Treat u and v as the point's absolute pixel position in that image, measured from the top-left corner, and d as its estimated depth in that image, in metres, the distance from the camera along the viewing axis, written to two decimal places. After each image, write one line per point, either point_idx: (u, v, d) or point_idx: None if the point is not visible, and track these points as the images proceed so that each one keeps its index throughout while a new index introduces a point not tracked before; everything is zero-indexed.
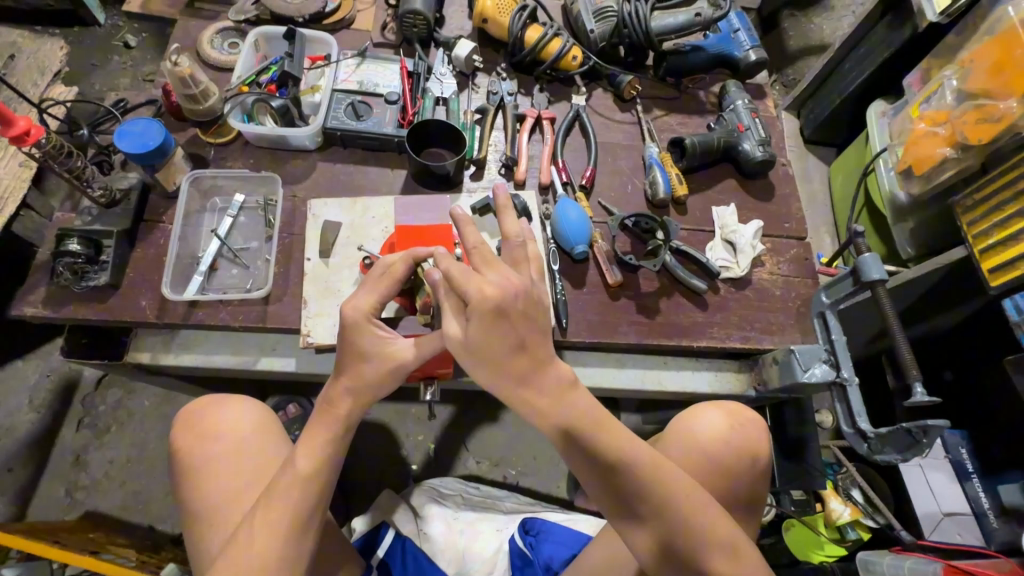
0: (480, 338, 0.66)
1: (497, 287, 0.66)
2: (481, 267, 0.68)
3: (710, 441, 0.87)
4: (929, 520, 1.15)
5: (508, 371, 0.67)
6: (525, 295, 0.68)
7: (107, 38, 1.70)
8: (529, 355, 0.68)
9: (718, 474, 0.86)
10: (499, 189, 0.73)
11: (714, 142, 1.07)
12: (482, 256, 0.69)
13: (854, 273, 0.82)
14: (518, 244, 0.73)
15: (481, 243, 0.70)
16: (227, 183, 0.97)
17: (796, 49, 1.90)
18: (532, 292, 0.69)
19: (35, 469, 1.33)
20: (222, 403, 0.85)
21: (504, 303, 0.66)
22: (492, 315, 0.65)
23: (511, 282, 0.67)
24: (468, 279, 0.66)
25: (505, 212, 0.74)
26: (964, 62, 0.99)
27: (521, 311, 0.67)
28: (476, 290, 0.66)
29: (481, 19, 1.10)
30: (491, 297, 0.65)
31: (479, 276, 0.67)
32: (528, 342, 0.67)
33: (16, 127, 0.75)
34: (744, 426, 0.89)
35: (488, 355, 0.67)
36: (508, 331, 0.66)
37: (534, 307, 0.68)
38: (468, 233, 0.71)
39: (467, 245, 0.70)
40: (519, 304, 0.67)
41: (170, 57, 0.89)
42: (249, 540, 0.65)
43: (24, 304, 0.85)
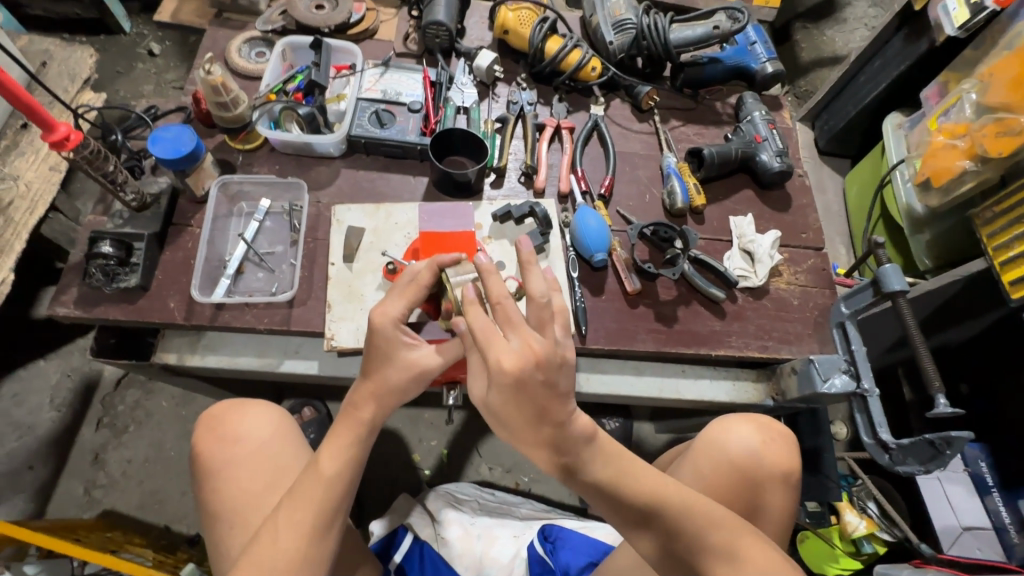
0: (501, 406, 0.67)
1: (517, 357, 0.65)
2: (503, 327, 0.67)
3: (742, 454, 0.87)
4: (948, 534, 1.14)
5: (532, 437, 0.68)
6: (546, 363, 0.65)
7: (131, 46, 1.74)
8: (551, 422, 0.67)
9: (748, 486, 0.87)
10: (523, 245, 0.70)
11: (732, 153, 1.08)
12: (503, 314, 0.67)
13: (873, 283, 0.83)
14: (543, 305, 0.67)
15: (502, 298, 0.67)
16: (253, 188, 0.99)
17: (809, 60, 1.92)
18: (555, 357, 0.66)
19: (54, 468, 1.35)
20: (245, 404, 0.86)
21: (522, 377, 0.65)
22: (512, 388, 0.65)
23: (532, 349, 0.65)
24: (490, 341, 0.66)
25: (530, 266, 0.70)
26: (983, 76, 1.00)
27: (542, 382, 0.65)
28: (497, 359, 0.65)
29: (502, 30, 1.13)
30: (511, 369, 0.64)
31: (501, 340, 0.66)
32: (548, 411, 0.66)
33: (56, 132, 0.76)
34: (775, 442, 0.89)
35: (510, 421, 0.68)
36: (526, 406, 0.66)
37: (556, 374, 0.66)
38: (490, 284, 0.68)
39: (490, 300, 0.68)
40: (538, 376, 0.65)
41: (204, 66, 0.90)
42: (273, 540, 0.66)
43: (57, 304, 0.87)
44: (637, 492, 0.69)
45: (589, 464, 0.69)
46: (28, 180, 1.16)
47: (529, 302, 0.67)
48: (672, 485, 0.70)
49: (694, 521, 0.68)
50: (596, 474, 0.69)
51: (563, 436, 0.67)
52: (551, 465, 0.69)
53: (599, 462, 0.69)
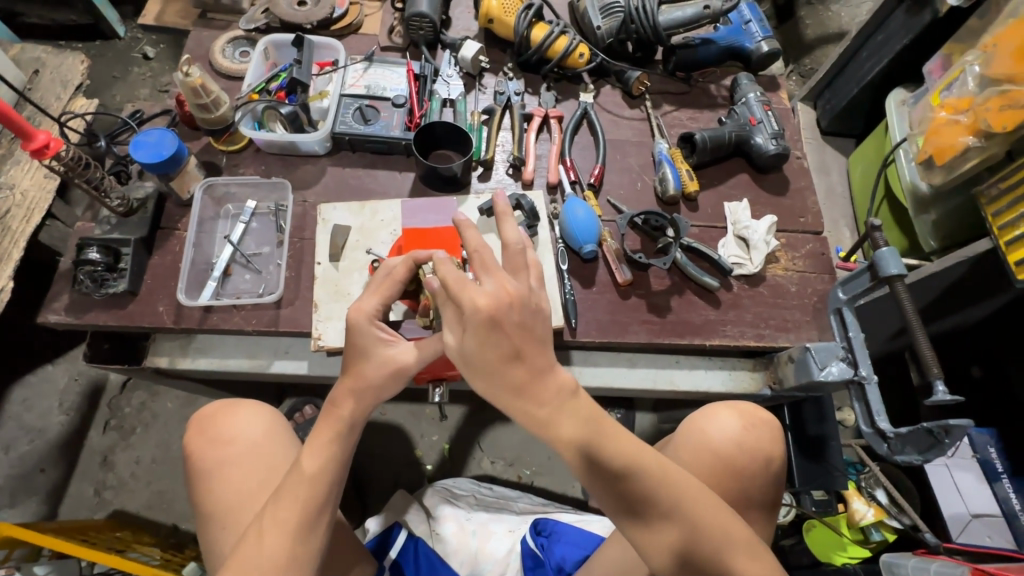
0: (475, 351, 0.65)
1: (491, 297, 0.64)
2: (480, 271, 0.67)
3: (722, 441, 0.86)
4: (957, 522, 1.12)
5: (506, 383, 0.66)
6: (521, 304, 0.66)
7: (126, 50, 1.75)
8: (527, 364, 0.66)
9: (730, 475, 0.85)
10: (498, 198, 0.73)
11: (725, 137, 1.05)
12: (480, 261, 0.67)
13: (871, 267, 0.80)
14: (517, 251, 0.70)
15: (480, 247, 0.68)
16: (239, 190, 0.99)
17: (812, 37, 1.86)
18: (530, 301, 0.67)
19: (64, 469, 1.38)
20: (236, 405, 0.87)
21: (497, 313, 0.64)
22: (486, 325, 0.64)
23: (505, 290, 0.66)
24: (463, 286, 0.65)
25: (505, 219, 0.72)
26: (987, 47, 0.96)
27: (517, 322, 0.65)
28: (470, 298, 0.64)
29: (486, 19, 1.10)
30: (483, 307, 0.64)
31: (474, 284, 0.66)
32: (524, 352, 0.66)
33: (35, 141, 0.76)
34: (758, 427, 0.88)
35: (484, 367, 0.65)
36: (500, 342, 0.64)
37: (532, 318, 0.67)
38: (468, 236, 0.69)
39: (467, 250, 0.69)
40: (513, 314, 0.65)
41: (181, 68, 0.89)
42: (260, 541, 0.67)
43: (49, 312, 0.88)
44: (626, 474, 0.67)
45: (569, 422, 0.67)
46: (23, 189, 1.17)
47: (505, 251, 0.70)
48: (648, 455, 0.68)
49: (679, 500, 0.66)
50: (581, 435, 0.66)
51: (542, 385, 0.66)
52: (528, 419, 0.67)
53: (582, 420, 0.67)
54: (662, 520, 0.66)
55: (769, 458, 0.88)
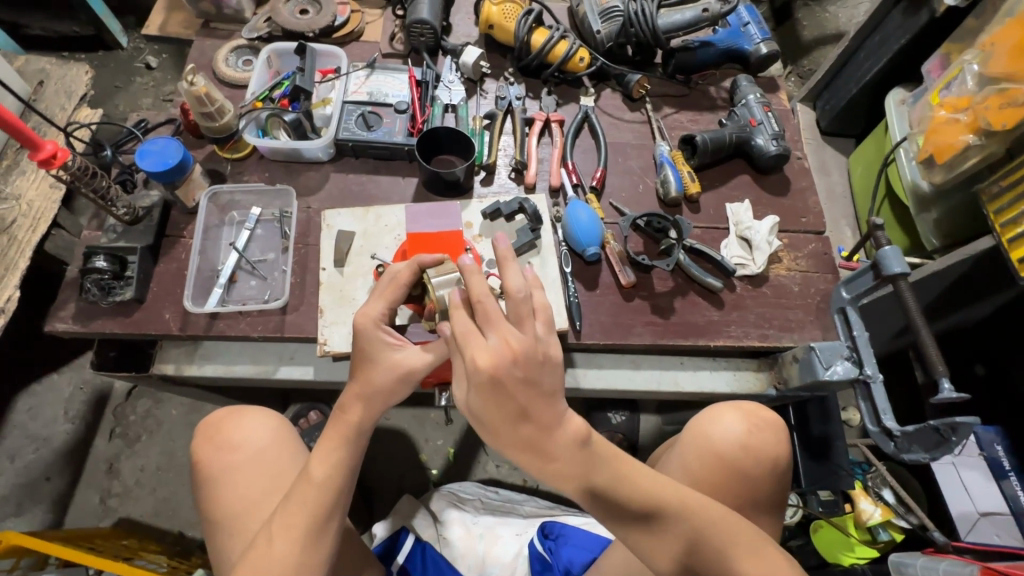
0: (482, 407, 0.66)
1: (493, 354, 0.64)
2: (482, 323, 0.66)
3: (727, 445, 0.86)
4: (965, 521, 1.12)
5: (512, 439, 0.67)
6: (524, 359, 0.65)
7: (129, 60, 1.76)
8: (535, 422, 0.66)
9: (734, 476, 0.85)
10: (501, 242, 0.69)
11: (726, 138, 1.05)
12: (482, 312, 0.66)
13: (874, 266, 0.81)
14: (521, 301, 0.67)
15: (482, 297, 0.66)
16: (244, 197, 0.99)
17: (810, 38, 1.87)
18: (535, 354, 0.66)
19: (70, 478, 1.38)
20: (243, 411, 0.87)
21: (499, 373, 0.64)
22: (489, 386, 0.64)
23: (509, 347, 0.65)
24: (468, 340, 0.65)
25: (507, 263, 0.69)
26: (985, 46, 0.97)
27: (521, 379, 0.65)
28: (473, 355, 0.64)
29: (487, 25, 1.11)
30: (487, 367, 0.64)
31: (479, 338, 0.65)
32: (531, 411, 0.66)
33: (43, 151, 0.77)
34: (762, 429, 0.88)
35: (490, 424, 0.67)
36: (505, 403, 0.65)
37: (537, 371, 0.65)
38: (472, 283, 0.67)
39: (470, 299, 0.67)
40: (517, 372, 0.65)
41: (185, 77, 0.90)
42: (269, 546, 0.67)
43: (56, 320, 0.89)
44: (621, 480, 0.69)
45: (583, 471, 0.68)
46: (29, 199, 1.17)
47: (508, 301, 0.67)
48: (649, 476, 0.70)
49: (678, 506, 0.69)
50: (594, 480, 0.68)
51: (548, 438, 0.67)
52: (539, 470, 0.69)
53: (597, 470, 0.68)
54: (661, 530, 0.68)
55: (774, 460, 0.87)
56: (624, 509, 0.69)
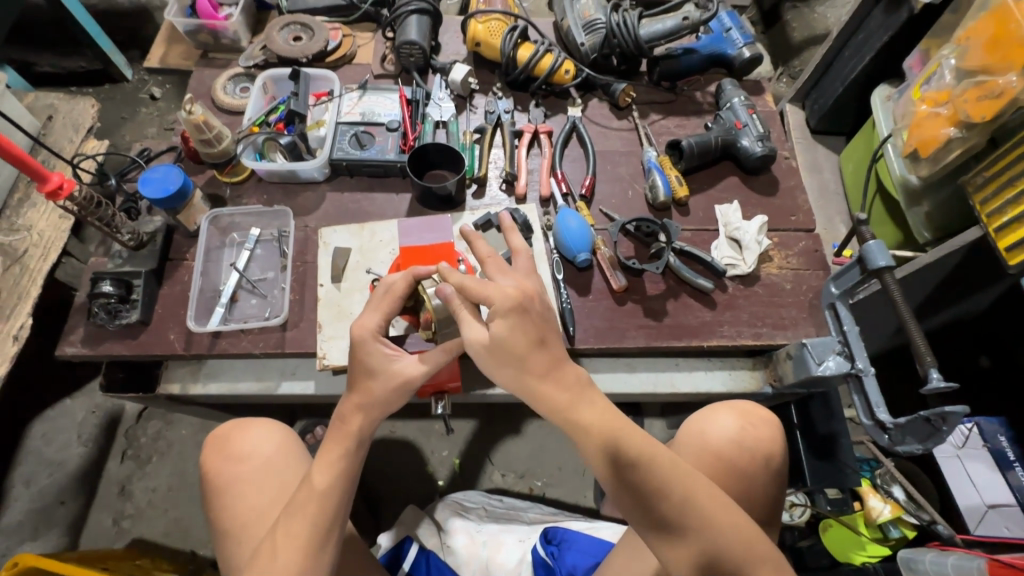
0: (506, 337, 0.71)
1: (512, 288, 0.73)
2: (495, 273, 0.76)
3: (721, 441, 0.87)
4: (973, 514, 1.11)
5: (534, 368, 0.72)
6: (538, 296, 0.75)
7: (135, 92, 1.82)
8: (548, 350, 0.72)
9: (731, 474, 0.86)
10: (506, 215, 0.84)
11: (712, 142, 1.07)
12: (494, 266, 0.77)
13: (859, 261, 0.82)
14: (524, 257, 0.80)
15: (491, 255, 0.78)
16: (243, 219, 1.03)
17: (799, 39, 1.89)
18: (544, 297, 0.76)
19: (84, 501, 1.40)
20: (250, 424, 0.89)
21: (523, 300, 0.72)
22: (515, 308, 0.71)
23: (524, 285, 0.74)
24: (485, 284, 0.73)
25: (511, 232, 0.83)
26: (961, 40, 0.98)
27: (537, 312, 0.73)
28: (494, 293, 0.71)
29: (474, 43, 1.15)
30: (510, 294, 0.71)
31: (494, 283, 0.73)
32: (546, 339, 0.72)
33: (50, 183, 0.80)
34: (756, 425, 0.88)
35: (513, 355, 0.71)
36: (528, 328, 0.71)
37: (547, 310, 0.75)
38: (479, 246, 0.79)
39: (480, 258, 0.78)
40: (535, 303, 0.73)
41: (185, 107, 0.93)
42: (273, 554, 0.68)
43: (66, 344, 0.92)
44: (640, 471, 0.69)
45: (588, 408, 0.72)
46: (40, 230, 1.22)
47: (515, 258, 0.80)
48: (665, 456, 0.71)
49: (697, 509, 0.67)
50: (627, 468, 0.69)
51: (562, 369, 0.73)
52: (552, 406, 0.72)
53: (598, 414, 0.72)
54: (683, 536, 0.67)
55: (769, 457, 0.88)
56: (644, 503, 0.68)
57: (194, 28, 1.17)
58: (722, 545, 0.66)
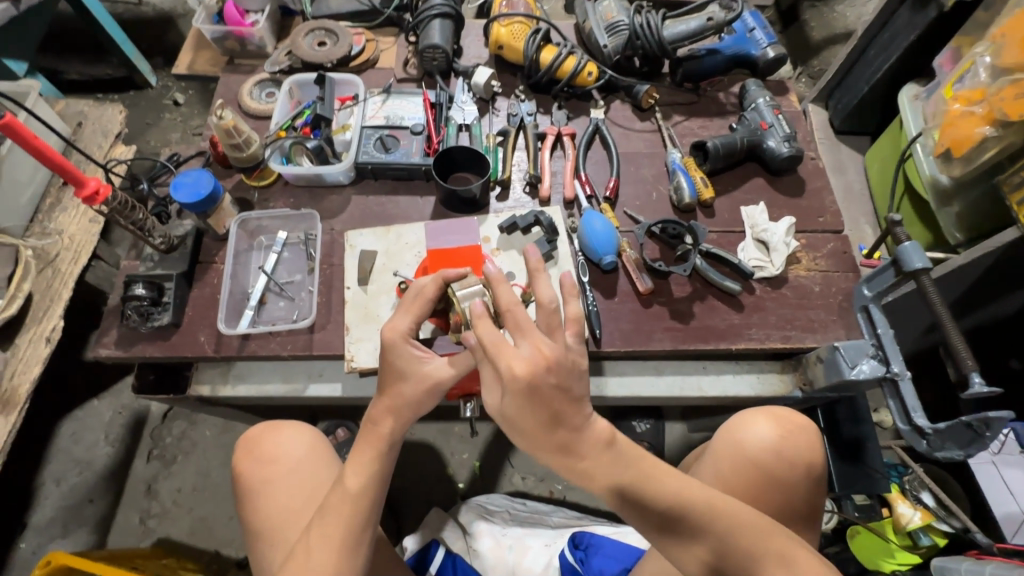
0: (516, 414, 0.67)
1: (528, 362, 0.65)
2: (514, 332, 0.68)
3: (758, 450, 0.86)
4: (1011, 523, 1.08)
5: (547, 445, 0.69)
6: (558, 367, 0.66)
7: (158, 98, 1.85)
8: (566, 427, 0.68)
9: (772, 484, 0.85)
10: (531, 252, 0.73)
11: (738, 143, 1.06)
12: (513, 321, 0.68)
13: (894, 263, 0.80)
14: (552, 311, 0.69)
15: (512, 306, 0.68)
16: (271, 222, 1.04)
17: (820, 38, 1.87)
18: (567, 361, 0.67)
19: (111, 500, 1.43)
20: (280, 426, 0.90)
21: (535, 380, 0.65)
22: (525, 392, 0.66)
23: (543, 354, 0.66)
24: (500, 350, 0.66)
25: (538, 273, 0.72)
26: (996, 37, 0.96)
27: (555, 386, 0.66)
28: (508, 365, 0.66)
29: (496, 46, 1.15)
30: (523, 374, 0.65)
31: (511, 347, 0.67)
32: (562, 416, 0.67)
33: (87, 188, 0.80)
34: (795, 434, 0.87)
35: (524, 429, 0.68)
36: (540, 409, 0.66)
37: (569, 378, 0.67)
38: (501, 293, 0.69)
39: (500, 307, 0.69)
40: (551, 379, 0.66)
41: (215, 112, 0.95)
42: (307, 557, 0.69)
43: (99, 346, 0.93)
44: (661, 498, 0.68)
45: (593, 456, 0.69)
46: (71, 233, 1.24)
47: (540, 309, 0.69)
48: (677, 479, 0.69)
49: (714, 517, 0.66)
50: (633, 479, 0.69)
51: (579, 440, 0.69)
52: (568, 470, 0.70)
53: (604, 453, 0.69)
54: (693, 536, 0.66)
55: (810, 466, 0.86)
56: (650, 516, 0.68)
57: (221, 35, 1.19)
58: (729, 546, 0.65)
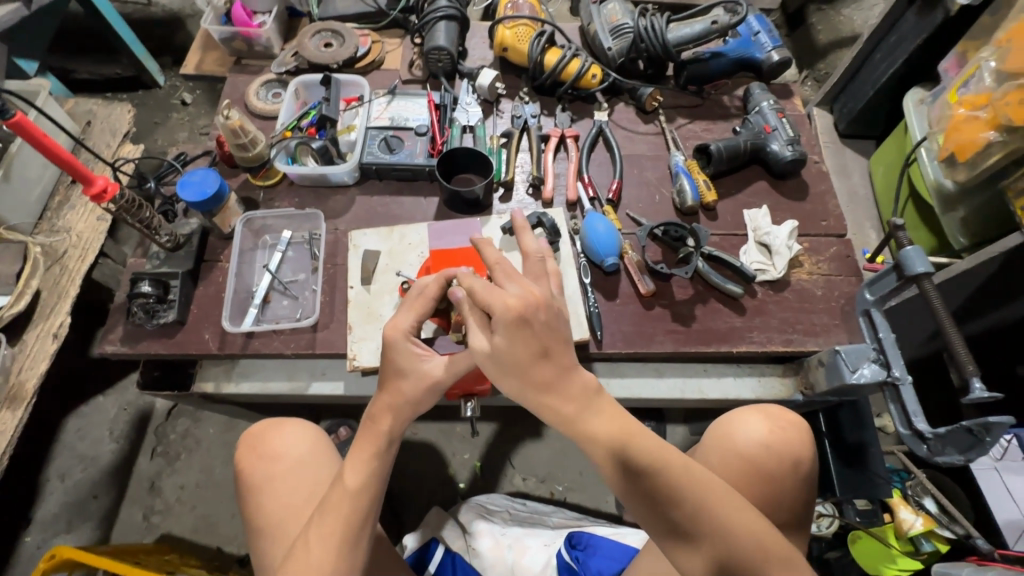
0: (505, 347, 0.68)
1: (519, 298, 0.67)
2: (503, 280, 0.71)
3: (749, 445, 0.86)
4: (1012, 529, 1.07)
5: (533, 380, 0.69)
6: (546, 306, 0.69)
7: (166, 97, 1.87)
8: (553, 361, 0.69)
9: (757, 478, 0.85)
10: (517, 214, 0.81)
11: (741, 146, 1.06)
12: (503, 271, 0.72)
13: (896, 268, 0.79)
14: (537, 260, 0.76)
15: (501, 260, 0.73)
16: (276, 222, 1.05)
17: (826, 42, 1.87)
18: (553, 304, 0.71)
19: (115, 496, 1.44)
20: (281, 424, 0.91)
21: (526, 312, 0.67)
22: (516, 324, 0.67)
23: (532, 293, 0.69)
24: (491, 292, 0.68)
25: (523, 232, 0.80)
26: (1001, 43, 0.96)
27: (544, 322, 0.69)
28: (500, 299, 0.67)
29: (501, 48, 1.16)
30: (513, 308, 0.67)
31: (500, 288, 0.69)
32: (551, 350, 0.69)
33: (95, 185, 0.82)
34: (786, 429, 0.87)
35: (514, 364, 0.69)
36: (530, 340, 0.68)
37: (556, 318, 0.70)
38: (490, 250, 0.74)
39: (489, 264, 0.73)
40: (540, 314, 0.68)
41: (223, 112, 0.97)
42: (306, 553, 0.69)
43: (105, 343, 0.94)
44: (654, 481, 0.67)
45: (594, 420, 0.70)
46: (79, 231, 1.26)
47: (526, 260, 0.77)
48: (676, 454, 0.69)
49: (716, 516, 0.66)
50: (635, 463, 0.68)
51: (565, 379, 0.70)
52: (555, 415, 0.70)
53: (606, 419, 0.70)
54: (697, 531, 0.66)
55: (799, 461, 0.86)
56: (655, 498, 0.67)
57: (229, 36, 1.20)
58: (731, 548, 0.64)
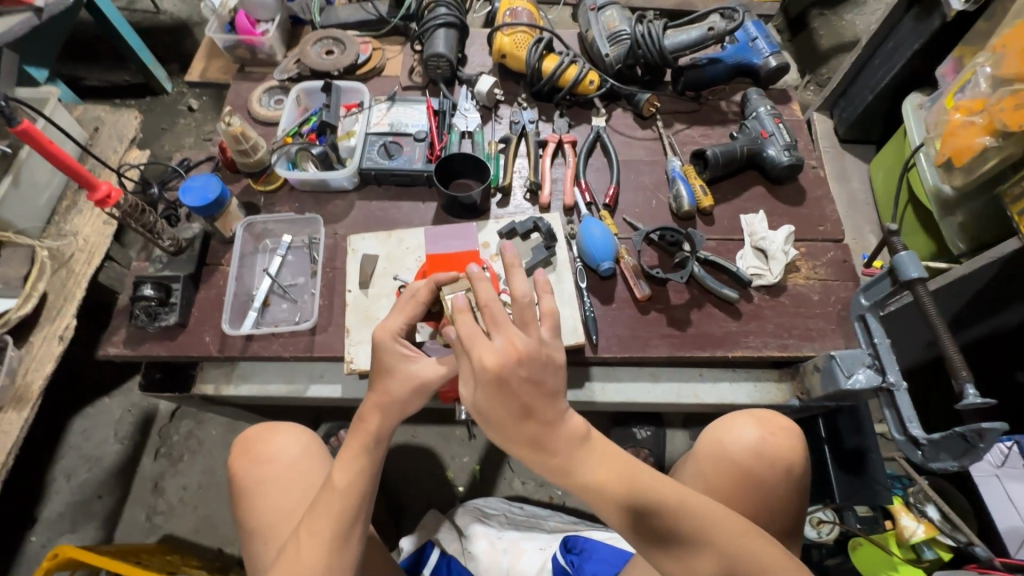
0: (487, 404, 0.68)
1: (498, 355, 0.66)
2: (490, 328, 0.69)
3: (740, 450, 0.86)
4: (1014, 537, 1.07)
5: (520, 438, 0.68)
6: (529, 360, 0.67)
7: (173, 104, 1.90)
8: (538, 420, 0.68)
9: (749, 483, 0.85)
10: (507, 250, 0.73)
11: (738, 151, 1.07)
12: (489, 316, 0.69)
13: (890, 272, 0.80)
14: (526, 305, 0.69)
15: (489, 301, 0.69)
16: (276, 226, 1.06)
17: (827, 47, 1.87)
18: (540, 355, 0.68)
19: (119, 496, 1.46)
20: (276, 428, 0.92)
21: (504, 372, 0.66)
22: (494, 383, 0.66)
23: (514, 347, 0.67)
24: (473, 341, 0.68)
25: (515, 270, 0.72)
26: (996, 48, 0.97)
27: (525, 377, 0.66)
28: (479, 356, 0.66)
29: (500, 55, 1.17)
30: (492, 367, 0.66)
31: (484, 340, 0.68)
32: (534, 409, 0.67)
33: (99, 191, 0.84)
34: (778, 436, 0.87)
35: (498, 422, 0.68)
36: (510, 401, 0.66)
37: (541, 372, 0.67)
38: (479, 289, 0.70)
39: (479, 304, 0.70)
40: (521, 372, 0.66)
41: (224, 119, 0.98)
42: (297, 552, 0.70)
43: (108, 345, 0.96)
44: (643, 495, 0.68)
45: (585, 468, 0.69)
46: (85, 235, 1.28)
47: (515, 304, 0.70)
48: (660, 479, 0.69)
49: (701, 524, 0.67)
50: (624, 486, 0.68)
51: (552, 435, 0.68)
52: (545, 467, 0.69)
53: (596, 465, 0.69)
54: (693, 547, 0.66)
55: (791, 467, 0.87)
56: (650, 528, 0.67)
57: (233, 43, 1.22)
58: (730, 555, 0.65)
